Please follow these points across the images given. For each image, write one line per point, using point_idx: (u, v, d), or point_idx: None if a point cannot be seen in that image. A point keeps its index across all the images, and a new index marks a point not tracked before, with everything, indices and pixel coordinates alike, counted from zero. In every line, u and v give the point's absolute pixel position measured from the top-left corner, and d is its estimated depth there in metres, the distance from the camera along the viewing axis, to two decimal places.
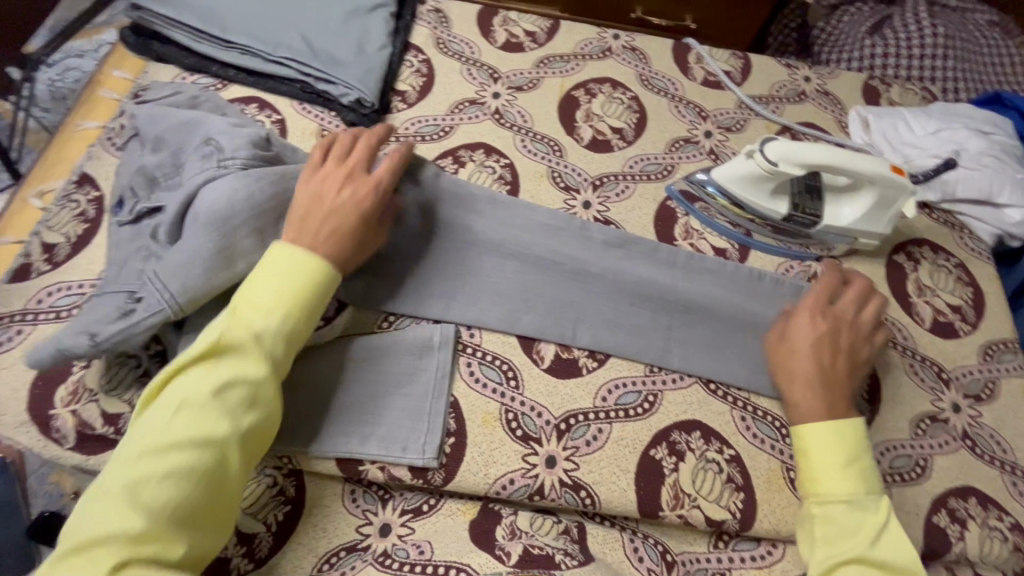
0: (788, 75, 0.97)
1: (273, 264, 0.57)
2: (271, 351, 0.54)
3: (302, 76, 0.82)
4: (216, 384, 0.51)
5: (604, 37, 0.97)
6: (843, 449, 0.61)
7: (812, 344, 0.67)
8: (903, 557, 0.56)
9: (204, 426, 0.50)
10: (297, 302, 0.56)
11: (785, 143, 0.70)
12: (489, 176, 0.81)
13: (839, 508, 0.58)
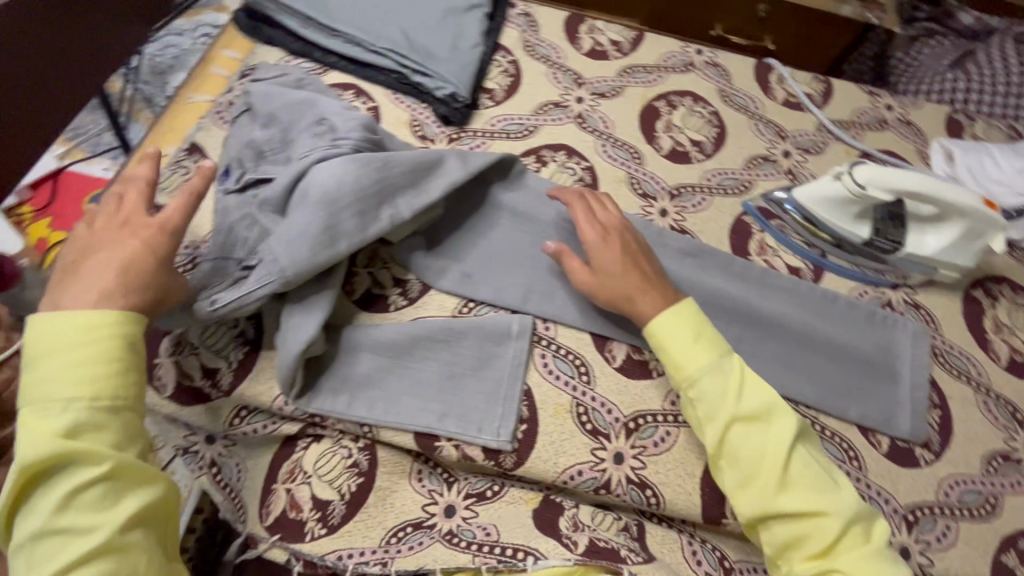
0: (870, 102, 0.97)
1: (62, 344, 0.48)
2: (98, 430, 0.47)
3: (400, 68, 0.86)
4: (64, 490, 0.45)
5: (687, 51, 0.99)
6: (685, 327, 0.62)
7: (609, 256, 0.66)
8: (762, 397, 0.60)
9: (73, 539, 0.45)
10: (91, 371, 0.47)
11: (875, 168, 0.71)
12: (569, 177, 0.83)
13: (707, 383, 0.60)
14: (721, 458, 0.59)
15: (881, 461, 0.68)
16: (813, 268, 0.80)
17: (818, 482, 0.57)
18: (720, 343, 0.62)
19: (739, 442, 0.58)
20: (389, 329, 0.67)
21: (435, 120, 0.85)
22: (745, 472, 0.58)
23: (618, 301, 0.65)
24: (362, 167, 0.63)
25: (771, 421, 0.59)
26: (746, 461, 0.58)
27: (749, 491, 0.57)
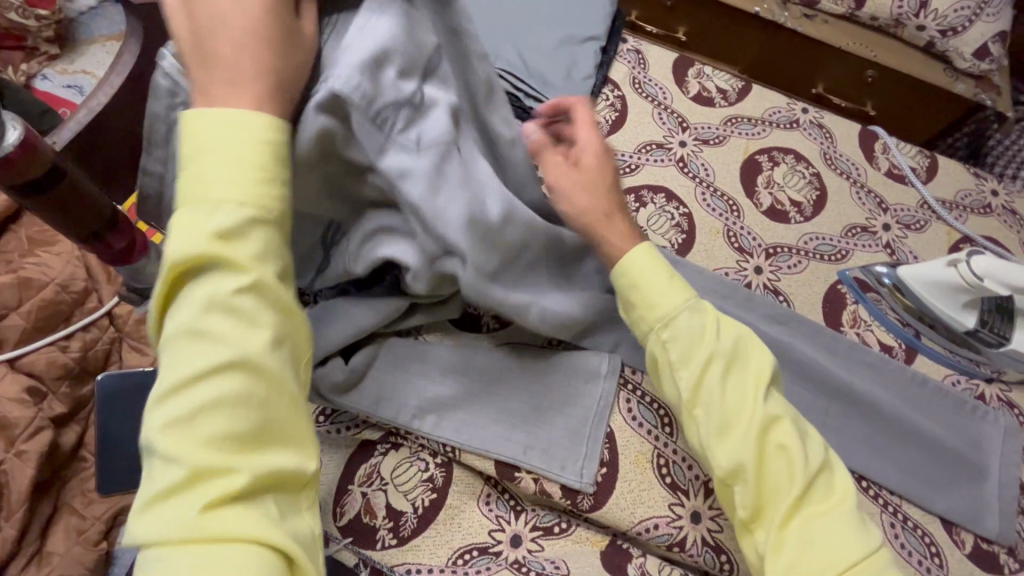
0: (975, 184, 0.95)
1: (210, 127, 0.37)
2: (251, 236, 0.37)
3: (514, 90, 0.87)
4: (204, 292, 0.36)
5: (792, 108, 0.98)
6: (660, 266, 0.60)
7: (596, 167, 0.62)
8: (737, 337, 0.56)
9: (209, 347, 0.35)
10: (256, 171, 0.37)
11: (998, 260, 0.69)
12: (667, 222, 0.83)
13: (685, 319, 0.56)
14: (696, 406, 0.54)
15: (962, 561, 0.66)
16: (906, 348, 0.78)
17: (795, 430, 0.52)
18: (688, 287, 0.60)
19: (715, 386, 0.54)
20: (481, 352, 0.67)
21: None
22: (722, 420, 0.53)
23: (581, 219, 0.62)
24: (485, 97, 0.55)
25: (752, 363, 0.55)
26: (721, 407, 0.53)
27: (727, 440, 0.52)
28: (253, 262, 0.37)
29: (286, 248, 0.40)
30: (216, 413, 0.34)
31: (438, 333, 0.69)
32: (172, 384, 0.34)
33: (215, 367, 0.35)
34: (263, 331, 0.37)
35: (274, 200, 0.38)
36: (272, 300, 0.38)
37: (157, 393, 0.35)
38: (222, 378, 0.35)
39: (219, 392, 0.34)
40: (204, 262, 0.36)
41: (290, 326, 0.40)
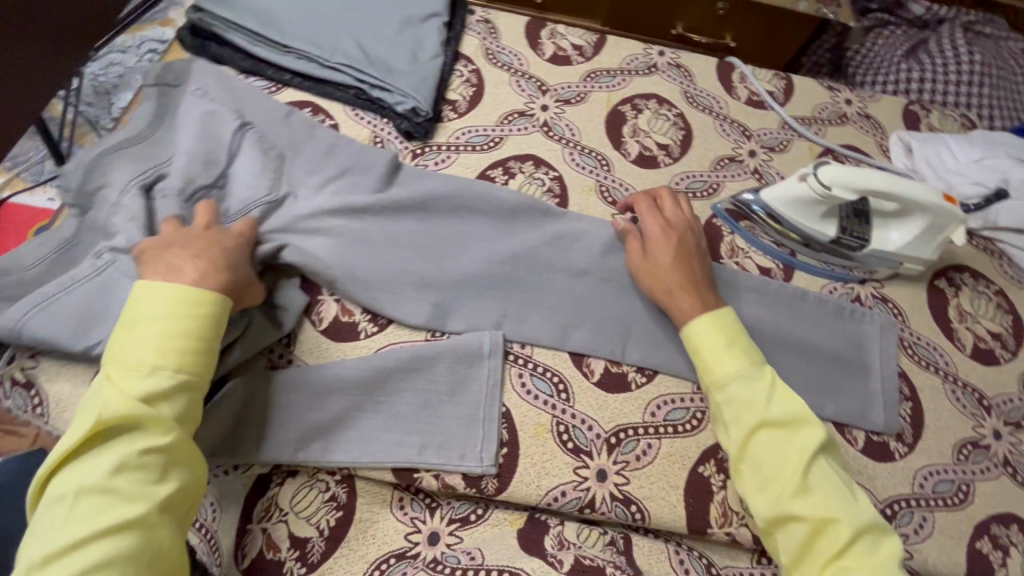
0: (830, 97, 0.99)
1: (152, 316, 0.54)
2: (161, 408, 0.51)
3: (358, 83, 0.83)
4: (112, 456, 0.48)
5: (649, 53, 0.98)
6: (722, 332, 0.65)
7: (658, 246, 0.72)
8: (791, 408, 0.60)
9: (116, 505, 0.47)
10: (187, 356, 0.54)
11: (840, 168, 0.71)
12: (538, 188, 0.82)
13: (735, 389, 0.62)
14: (741, 461, 0.60)
15: (857, 457, 0.69)
16: (783, 267, 0.81)
17: (839, 491, 0.57)
18: (755, 353, 0.64)
19: (762, 447, 0.59)
20: (358, 363, 0.66)
21: (398, 137, 0.83)
22: (767, 476, 0.58)
23: (660, 296, 0.70)
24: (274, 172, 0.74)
25: (799, 432, 0.59)
26: (765, 467, 0.58)
27: (766, 494, 0.58)
28: (154, 429, 0.50)
29: (186, 412, 0.53)
30: (110, 567, 0.45)
31: (317, 352, 0.68)
32: (65, 542, 0.45)
33: (117, 522, 0.46)
34: (163, 485, 0.49)
35: (187, 374, 0.53)
36: (164, 462, 0.50)
37: (47, 549, 0.45)
38: (121, 532, 0.46)
39: (115, 546, 0.46)
40: (121, 429, 0.49)
41: (189, 479, 0.52)
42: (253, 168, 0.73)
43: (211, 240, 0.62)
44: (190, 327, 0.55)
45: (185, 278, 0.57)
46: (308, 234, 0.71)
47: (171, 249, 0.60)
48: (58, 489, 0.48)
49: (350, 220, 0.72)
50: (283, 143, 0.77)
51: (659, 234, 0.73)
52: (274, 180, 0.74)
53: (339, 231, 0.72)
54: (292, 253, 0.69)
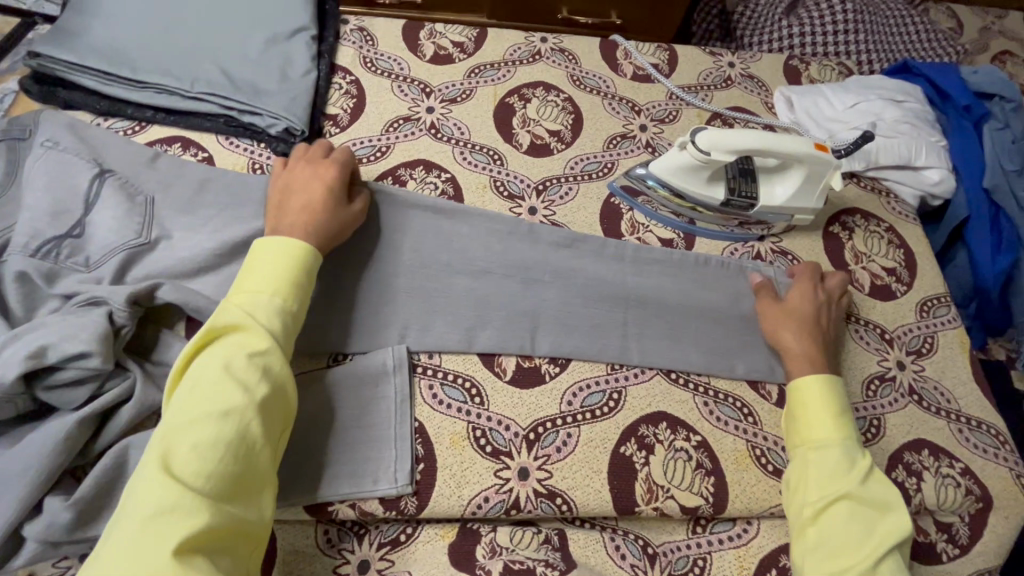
0: (713, 62, 1.00)
1: (260, 250, 0.62)
2: (268, 323, 0.58)
3: (225, 110, 0.79)
4: (226, 354, 0.54)
5: (531, 41, 0.97)
6: (833, 399, 0.65)
7: (796, 298, 0.74)
8: (883, 493, 0.59)
9: (217, 397, 0.51)
10: (290, 281, 0.61)
11: (713, 131, 0.72)
12: (431, 193, 0.80)
13: (830, 453, 0.61)
14: (810, 525, 0.58)
15: (771, 411, 0.71)
16: (684, 236, 0.82)
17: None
18: (854, 432, 0.64)
19: (841, 517, 0.57)
20: None
21: (277, 160, 0.80)
22: (835, 545, 0.56)
23: (784, 347, 0.71)
24: (140, 213, 0.70)
25: (885, 515, 0.58)
26: (838, 537, 0.56)
27: (831, 564, 0.55)
28: (262, 337, 0.56)
29: (286, 334, 0.59)
30: (213, 447, 0.49)
31: None
32: (186, 419, 0.50)
33: (226, 410, 0.51)
34: (261, 389, 0.54)
35: (286, 298, 0.60)
36: (265, 369, 0.55)
37: (170, 425, 0.50)
38: (229, 420, 0.51)
39: (222, 430, 0.50)
40: (236, 333, 0.56)
41: (279, 392, 0.56)
42: (116, 213, 0.69)
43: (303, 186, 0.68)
44: (295, 259, 0.62)
45: (294, 228, 0.65)
46: (189, 277, 0.68)
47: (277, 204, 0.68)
48: (186, 379, 0.54)
49: (231, 259, 0.69)
50: (153, 185, 0.73)
51: (810, 289, 0.74)
52: (139, 224, 0.69)
53: (227, 268, 0.69)
54: (170, 291, 0.64)
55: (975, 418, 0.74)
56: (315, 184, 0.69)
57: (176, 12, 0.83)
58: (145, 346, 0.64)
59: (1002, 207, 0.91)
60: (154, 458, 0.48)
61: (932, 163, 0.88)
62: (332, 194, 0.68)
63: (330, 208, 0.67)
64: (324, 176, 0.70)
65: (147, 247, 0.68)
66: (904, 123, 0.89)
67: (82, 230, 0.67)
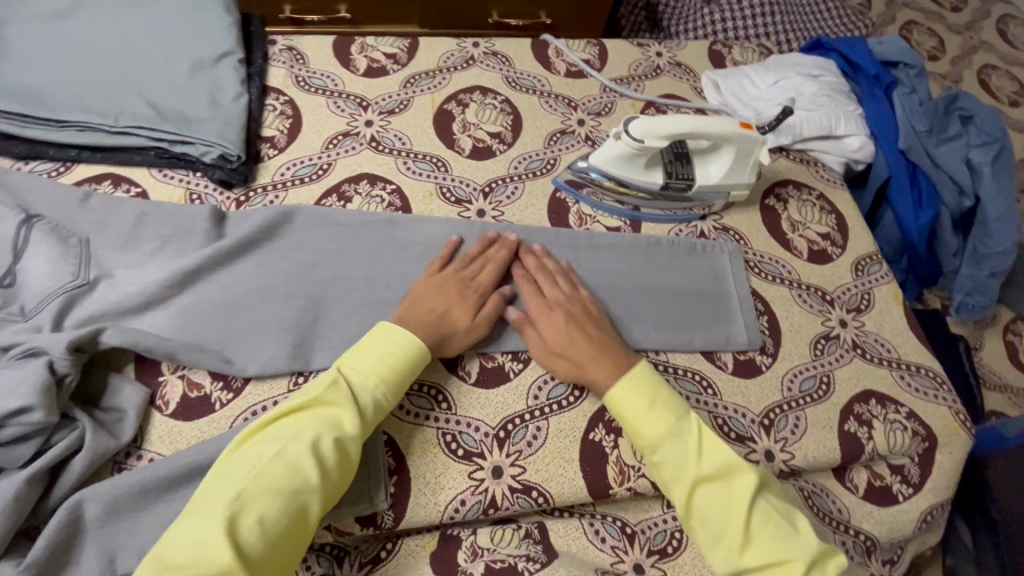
0: (642, 53, 1.03)
1: (381, 334, 0.63)
2: (361, 406, 0.59)
3: (155, 142, 0.77)
4: (315, 431, 0.55)
5: (464, 47, 0.98)
6: (643, 393, 0.63)
7: (550, 328, 0.69)
8: (724, 456, 0.60)
9: (295, 472, 0.53)
10: (395, 374, 0.61)
11: (644, 119, 0.75)
12: (378, 206, 0.80)
13: (668, 448, 0.60)
14: (692, 519, 0.60)
15: (730, 380, 0.74)
16: (630, 222, 0.84)
17: (783, 529, 0.57)
18: (677, 405, 0.63)
19: (707, 505, 0.59)
20: (216, 439, 0.59)
21: (215, 187, 0.78)
22: (713, 531, 0.58)
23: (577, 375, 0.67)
24: (74, 256, 0.67)
25: (736, 477, 0.59)
26: (711, 523, 0.58)
27: (718, 546, 0.58)
28: (352, 422, 0.57)
29: (374, 420, 0.60)
30: (275, 522, 0.51)
31: (171, 439, 0.61)
32: (261, 485, 0.51)
33: (297, 490, 0.52)
34: (334, 475, 0.55)
35: (387, 388, 0.61)
36: (345, 456, 0.56)
37: (246, 484, 0.51)
38: (297, 498, 0.52)
39: (288, 507, 0.52)
40: (331, 411, 0.57)
41: (346, 477, 0.57)
42: (48, 258, 0.66)
43: (453, 286, 0.70)
44: (411, 352, 0.63)
45: (420, 327, 0.65)
46: (133, 315, 0.65)
47: (414, 293, 0.69)
48: (268, 437, 0.55)
49: (178, 293, 0.67)
50: (86, 225, 0.70)
51: (550, 317, 0.69)
52: (75, 267, 0.67)
53: (174, 302, 0.67)
54: (115, 334, 0.62)
55: (914, 364, 0.79)
56: (464, 292, 0.70)
57: (92, 47, 0.81)
58: (93, 391, 0.62)
59: (917, 165, 0.97)
60: (220, 516, 0.49)
61: (852, 131, 0.93)
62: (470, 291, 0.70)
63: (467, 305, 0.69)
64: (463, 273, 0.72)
65: (85, 290, 0.66)
66: (822, 96, 0.94)
67: (13, 278, 0.65)
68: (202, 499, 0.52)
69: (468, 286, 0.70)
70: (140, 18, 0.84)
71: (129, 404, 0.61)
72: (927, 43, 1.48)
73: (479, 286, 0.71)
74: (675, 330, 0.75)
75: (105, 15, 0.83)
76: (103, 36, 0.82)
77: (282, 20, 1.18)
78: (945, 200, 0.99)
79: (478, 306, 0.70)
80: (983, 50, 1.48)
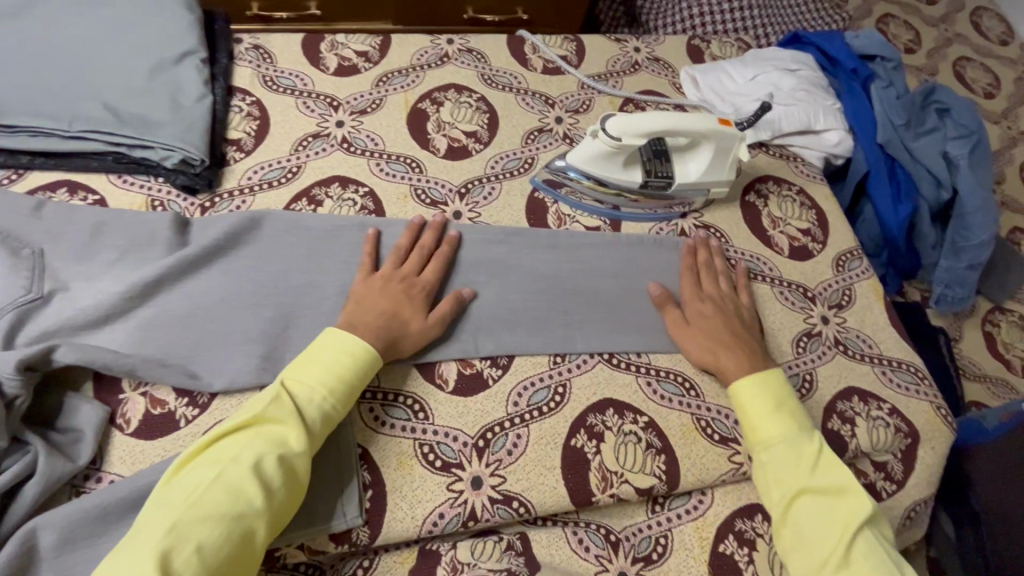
0: (619, 48, 1.01)
1: (323, 345, 0.61)
2: (307, 420, 0.56)
3: (113, 146, 0.74)
4: (256, 451, 0.53)
5: (437, 43, 0.95)
6: (770, 398, 0.65)
7: (700, 316, 0.73)
8: (839, 476, 0.61)
9: (238, 495, 0.50)
10: (343, 386, 0.59)
11: (621, 117, 0.73)
12: (350, 209, 0.77)
13: (781, 452, 0.62)
14: (784, 526, 0.60)
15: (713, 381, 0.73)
16: (610, 222, 0.83)
17: (881, 566, 0.56)
18: (801, 419, 0.65)
19: (807, 516, 0.59)
20: None
21: (178, 194, 0.75)
22: (808, 543, 0.58)
23: (709, 360, 0.70)
24: (25, 268, 0.64)
25: (844, 498, 0.60)
26: (808, 535, 0.58)
27: (808, 560, 0.58)
28: (298, 439, 0.55)
29: (322, 435, 0.58)
30: (216, 551, 0.48)
31: (132, 459, 0.58)
32: (199, 512, 0.49)
33: (240, 514, 0.50)
34: (281, 495, 0.53)
35: (335, 400, 0.58)
36: (292, 473, 0.54)
37: (182, 512, 0.48)
38: (241, 522, 0.50)
39: (231, 533, 0.49)
40: (276, 429, 0.55)
41: (295, 496, 0.54)
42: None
43: (395, 286, 0.68)
44: (358, 361, 0.61)
45: (369, 329, 0.63)
46: (91, 330, 0.62)
47: (358, 295, 0.66)
48: (208, 460, 0.52)
49: (138, 305, 0.64)
50: (39, 235, 0.67)
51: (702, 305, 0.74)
52: (26, 280, 0.63)
53: (134, 315, 0.64)
54: (69, 352, 0.59)
55: (895, 359, 0.78)
56: (409, 290, 0.68)
57: (44, 48, 0.77)
58: (49, 412, 0.59)
59: (896, 159, 0.97)
60: (153, 549, 0.46)
61: (831, 125, 0.92)
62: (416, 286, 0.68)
63: (416, 303, 0.67)
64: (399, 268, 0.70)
65: (38, 304, 0.62)
66: (800, 90, 0.93)
67: None
68: (138, 529, 0.49)
69: (412, 283, 0.69)
70: (96, 17, 0.80)
71: (86, 425, 0.58)
72: (903, 36, 1.49)
73: (423, 282, 0.69)
74: (657, 329, 0.74)
75: (57, 14, 0.80)
76: (55, 36, 0.78)
77: (250, 17, 1.15)
78: (923, 193, 0.99)
79: (426, 303, 0.68)
80: (958, 42, 1.50)
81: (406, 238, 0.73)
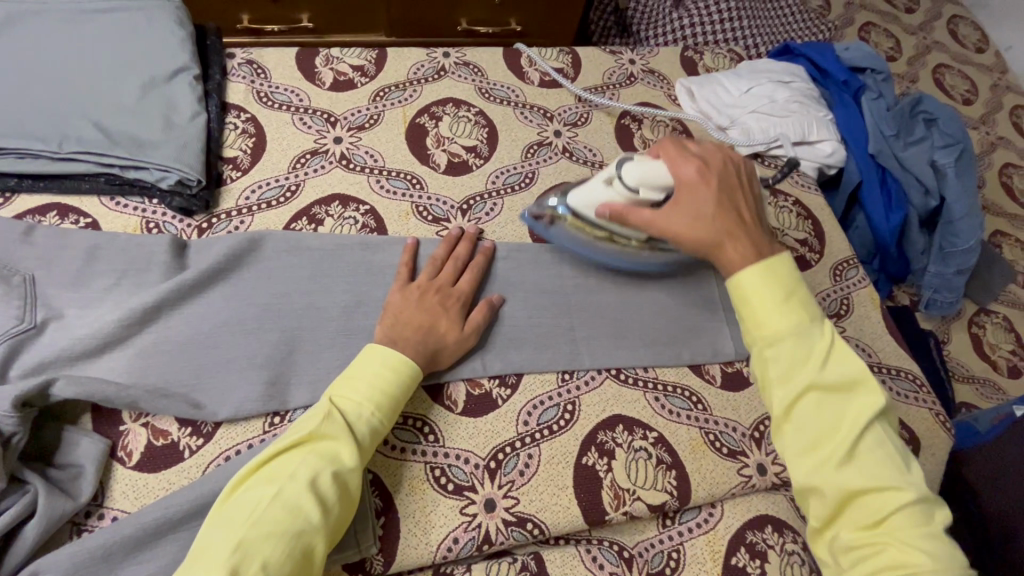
0: (615, 61, 1.02)
1: (366, 359, 0.60)
2: (358, 436, 0.55)
3: (105, 167, 0.72)
4: (313, 467, 0.51)
5: (434, 57, 0.95)
6: (779, 284, 0.57)
7: (690, 193, 0.65)
8: (848, 367, 0.54)
9: (296, 512, 0.49)
10: (388, 399, 0.58)
11: (639, 166, 0.68)
12: (352, 228, 0.76)
13: (788, 347, 0.55)
14: (787, 422, 0.54)
15: (719, 393, 0.73)
16: None
17: (887, 456, 0.52)
18: (811, 310, 0.57)
19: (813, 416, 0.53)
20: (186, 488, 0.55)
21: (174, 215, 0.73)
22: (812, 438, 0.53)
23: (702, 249, 0.62)
24: (16, 297, 0.61)
25: (853, 391, 0.54)
26: (813, 430, 0.53)
27: (811, 459, 0.52)
28: (350, 453, 0.53)
29: (370, 448, 0.56)
30: (281, 569, 0.46)
31: (136, 494, 0.57)
32: (261, 531, 0.47)
33: (301, 531, 0.48)
34: (337, 511, 0.51)
35: (381, 413, 0.57)
36: (346, 488, 0.53)
37: (244, 532, 0.47)
38: (301, 540, 0.48)
39: (293, 551, 0.47)
40: (326, 444, 0.53)
41: (349, 510, 0.53)
42: None
43: (432, 298, 0.67)
44: (400, 373, 0.60)
45: (409, 343, 0.62)
46: (88, 360, 0.60)
47: (395, 306, 0.66)
48: (264, 479, 0.51)
49: (138, 334, 0.62)
50: (30, 262, 0.65)
51: (695, 191, 0.64)
52: (18, 309, 0.61)
53: (133, 343, 0.62)
54: (67, 384, 0.57)
55: (894, 367, 0.80)
56: (444, 302, 0.67)
57: (30, 66, 0.74)
58: (47, 446, 0.57)
59: (886, 169, 0.99)
60: (220, 569, 0.44)
61: (824, 136, 0.94)
62: (454, 300, 0.68)
63: (453, 315, 0.67)
64: (438, 279, 0.69)
65: (30, 335, 0.60)
66: (794, 102, 0.95)
67: None
68: (198, 553, 0.47)
69: (447, 293, 0.68)
70: (84, 34, 0.78)
71: (87, 460, 0.56)
72: (884, 44, 1.52)
73: (458, 293, 0.69)
74: (662, 344, 0.74)
75: (42, 31, 0.77)
76: (42, 54, 0.75)
77: (240, 30, 1.13)
78: (913, 201, 1.01)
79: (461, 315, 0.68)
80: (937, 50, 1.54)
81: (443, 250, 0.73)
